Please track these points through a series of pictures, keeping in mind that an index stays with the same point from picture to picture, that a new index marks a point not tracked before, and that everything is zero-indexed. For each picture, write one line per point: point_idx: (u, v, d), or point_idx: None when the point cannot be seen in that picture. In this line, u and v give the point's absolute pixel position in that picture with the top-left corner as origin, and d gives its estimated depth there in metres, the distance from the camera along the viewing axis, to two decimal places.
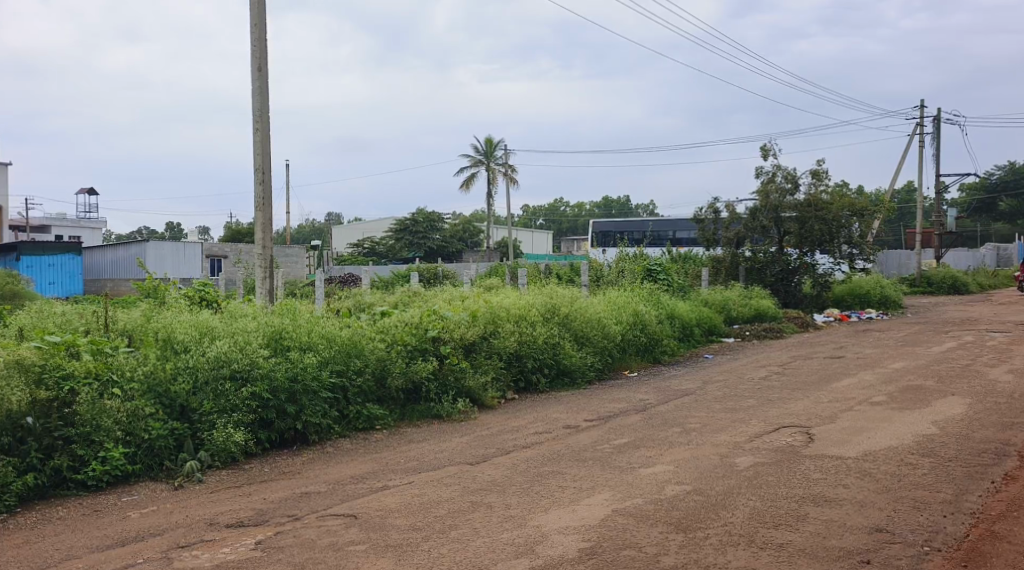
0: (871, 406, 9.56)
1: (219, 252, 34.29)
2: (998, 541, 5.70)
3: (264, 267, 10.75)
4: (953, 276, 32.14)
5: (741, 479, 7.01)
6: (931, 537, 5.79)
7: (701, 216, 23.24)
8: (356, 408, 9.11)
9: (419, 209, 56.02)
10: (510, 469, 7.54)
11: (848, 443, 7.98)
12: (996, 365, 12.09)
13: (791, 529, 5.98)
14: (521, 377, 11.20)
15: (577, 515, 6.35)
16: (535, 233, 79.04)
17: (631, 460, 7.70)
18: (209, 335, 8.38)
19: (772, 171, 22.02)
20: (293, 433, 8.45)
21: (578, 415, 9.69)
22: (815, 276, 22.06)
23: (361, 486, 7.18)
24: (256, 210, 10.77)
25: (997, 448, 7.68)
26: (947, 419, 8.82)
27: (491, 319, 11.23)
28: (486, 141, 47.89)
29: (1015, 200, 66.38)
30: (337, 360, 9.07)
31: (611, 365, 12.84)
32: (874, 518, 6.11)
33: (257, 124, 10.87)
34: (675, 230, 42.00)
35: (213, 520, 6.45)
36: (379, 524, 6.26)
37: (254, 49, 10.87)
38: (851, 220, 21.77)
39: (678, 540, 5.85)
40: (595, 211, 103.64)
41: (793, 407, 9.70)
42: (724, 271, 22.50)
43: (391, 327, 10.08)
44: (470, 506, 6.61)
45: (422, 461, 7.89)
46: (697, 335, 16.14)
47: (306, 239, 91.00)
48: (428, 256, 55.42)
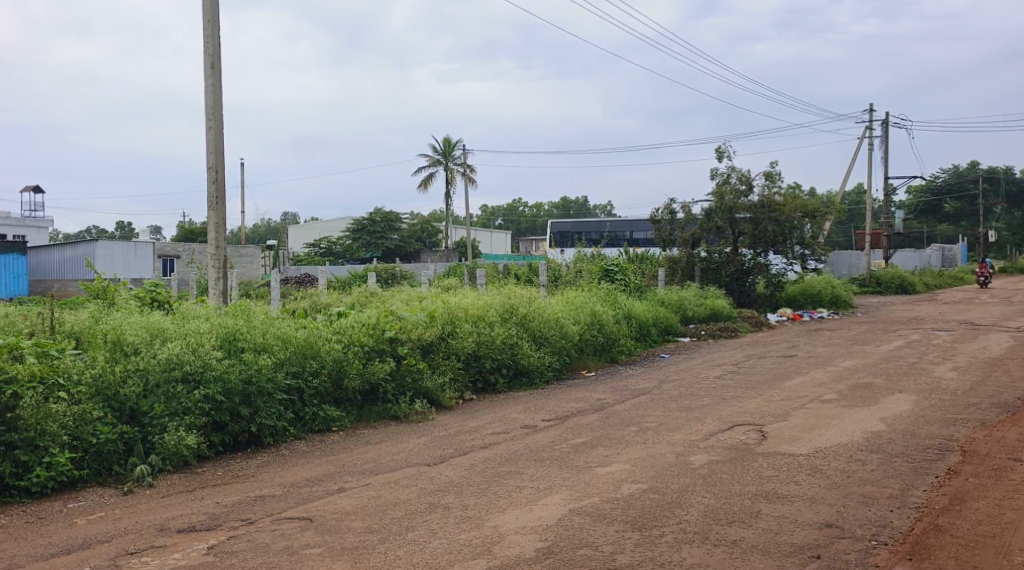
0: (821, 404, 9.74)
1: (171, 252, 33.67)
2: (941, 534, 5.85)
3: (218, 267, 10.61)
4: (901, 277, 32.89)
5: (696, 478, 7.10)
6: (879, 531, 5.92)
7: (657, 216, 23.41)
8: (312, 410, 9.05)
9: (377, 210, 55.70)
10: (468, 470, 7.55)
11: (800, 441, 8.12)
12: (941, 363, 12.40)
13: (744, 525, 6.07)
14: (479, 377, 11.19)
15: (534, 515, 6.37)
16: (492, 233, 78.99)
17: (588, 460, 7.74)
18: (160, 337, 8.25)
19: (727, 172, 22.34)
20: (246, 436, 8.35)
21: (535, 416, 9.71)
22: (768, 276, 22.44)
23: (316, 488, 7.13)
24: (210, 209, 10.62)
25: (942, 444, 7.88)
26: (894, 415, 9.03)
27: (450, 319, 11.20)
28: (443, 140, 47.56)
29: (958, 202, 68.26)
30: (292, 362, 9.01)
31: (569, 364, 12.92)
32: (825, 514, 6.23)
33: (210, 122, 10.72)
34: (632, 231, 42.35)
35: (164, 525, 6.36)
36: (335, 527, 6.22)
37: (207, 45, 10.71)
38: (803, 220, 22.15)
39: (633, 539, 5.90)
40: (553, 211, 104.03)
41: (747, 406, 9.84)
42: (680, 271, 22.75)
43: (348, 327, 10.02)
44: (427, 507, 6.60)
45: (379, 462, 7.86)
46: (654, 334, 16.27)
47: (261, 239, 89.95)
48: (385, 256, 55.09)
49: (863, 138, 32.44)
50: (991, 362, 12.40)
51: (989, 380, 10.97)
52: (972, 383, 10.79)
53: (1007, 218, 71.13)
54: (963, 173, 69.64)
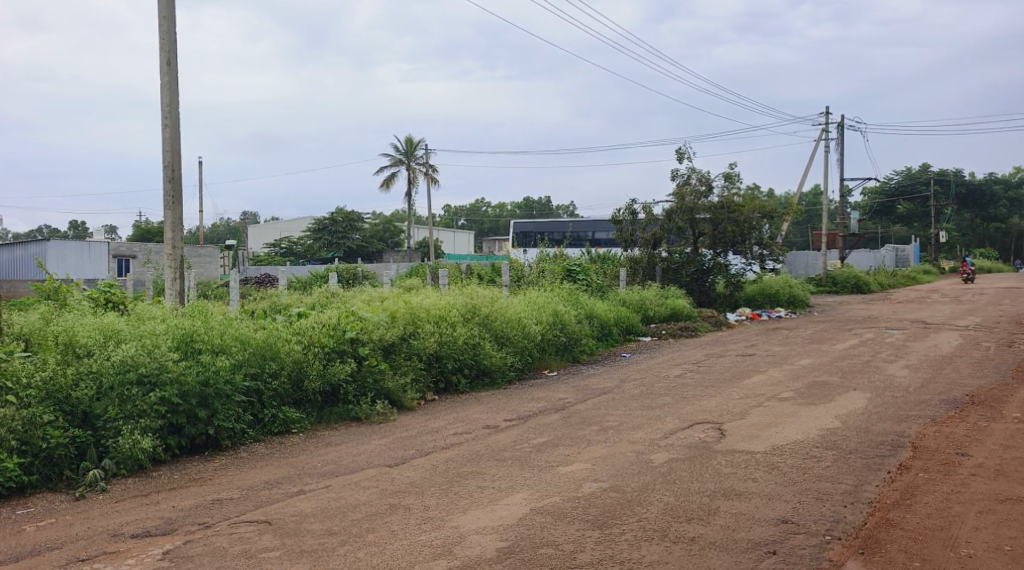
0: (779, 402, 9.89)
1: (126, 252, 32.86)
2: (892, 528, 5.97)
3: (175, 268, 10.46)
4: (856, 276, 33.52)
5: (656, 476, 7.17)
6: (833, 526, 6.04)
7: (619, 217, 23.52)
8: (271, 412, 8.98)
9: (338, 209, 55.33)
10: (429, 471, 7.54)
11: (758, 439, 8.24)
12: (894, 361, 12.67)
13: (702, 522, 6.15)
14: (440, 378, 11.18)
15: (495, 515, 6.39)
16: (454, 234, 78.83)
17: (549, 459, 7.79)
18: (114, 339, 8.11)
19: (688, 173, 22.55)
20: (204, 439, 8.25)
21: (497, 416, 9.73)
22: (727, 276, 22.71)
23: (275, 491, 7.06)
24: (166, 208, 10.46)
25: (894, 440, 8.05)
26: (849, 413, 9.20)
27: (411, 319, 11.17)
28: (405, 140, 47.40)
29: (911, 203, 69.84)
30: (251, 363, 8.95)
31: (532, 364, 12.94)
32: (781, 510, 6.33)
33: (166, 120, 10.57)
34: (594, 231, 42.56)
35: (117, 531, 6.26)
36: (295, 530, 6.18)
37: (162, 42, 10.55)
38: (761, 221, 22.48)
39: (594, 537, 5.95)
40: (516, 211, 104.18)
41: (706, 404, 9.96)
42: (642, 271, 22.76)
43: (309, 328, 9.97)
44: (388, 509, 6.58)
45: (340, 464, 7.81)
46: (615, 334, 16.37)
47: (220, 239, 88.76)
48: (347, 256, 54.71)
49: (820, 140, 33.01)
50: (942, 359, 12.70)
51: (940, 377, 11.22)
52: (924, 380, 11.05)
53: (957, 220, 72.96)
54: (914, 175, 71.31)
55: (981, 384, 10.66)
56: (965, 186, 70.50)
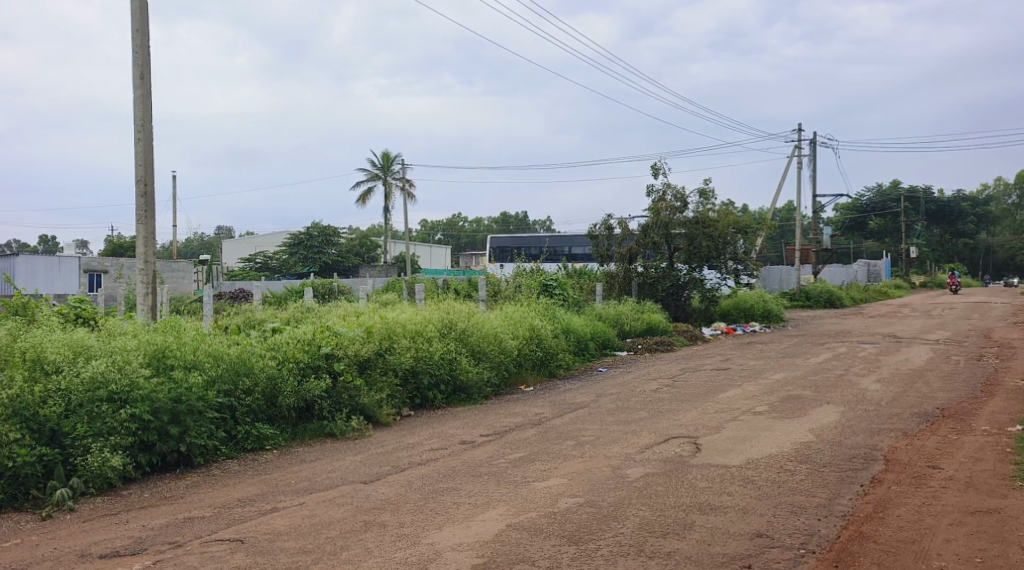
0: (754, 416, 9.95)
1: (98, 266, 32.31)
2: (865, 541, 6.02)
3: (147, 283, 10.36)
4: (829, 291, 33.86)
5: (632, 491, 7.18)
6: (807, 539, 6.07)
7: (595, 232, 23.62)
8: (244, 429, 8.90)
9: (314, 224, 55.03)
10: (405, 487, 7.49)
11: (733, 452, 8.28)
12: (866, 375, 12.79)
13: (678, 537, 6.15)
14: (416, 394, 11.11)
15: (471, 531, 6.36)
16: (431, 248, 78.69)
17: (525, 474, 7.77)
18: (84, 355, 8.00)
19: (663, 189, 22.66)
20: (176, 456, 8.14)
21: (473, 431, 9.69)
22: (702, 291, 22.84)
23: (248, 509, 6.98)
24: (138, 223, 10.36)
25: (867, 453, 8.12)
26: (823, 426, 9.28)
27: (387, 335, 11.11)
28: (382, 154, 47.27)
29: (882, 219, 70.77)
30: (224, 380, 8.87)
31: (508, 380, 12.92)
32: (756, 524, 6.35)
33: (139, 134, 10.49)
34: (571, 246, 42.62)
35: (85, 551, 6.16)
36: (267, 548, 6.11)
37: (136, 55, 10.49)
38: (736, 236, 22.65)
39: (570, 552, 5.93)
40: (493, 226, 104.25)
41: (682, 418, 10.00)
42: (618, 286, 22.93)
43: (283, 344, 9.91)
44: (363, 526, 6.52)
45: (314, 481, 7.74)
46: (592, 348, 16.40)
47: (194, 253, 88.02)
48: (322, 271, 54.39)
49: (793, 156, 33.37)
50: (913, 373, 12.84)
51: (911, 390, 11.34)
52: (896, 393, 11.15)
53: (927, 235, 73.97)
54: (886, 192, 72.32)
55: (951, 398, 10.79)
56: (934, 203, 71.60)
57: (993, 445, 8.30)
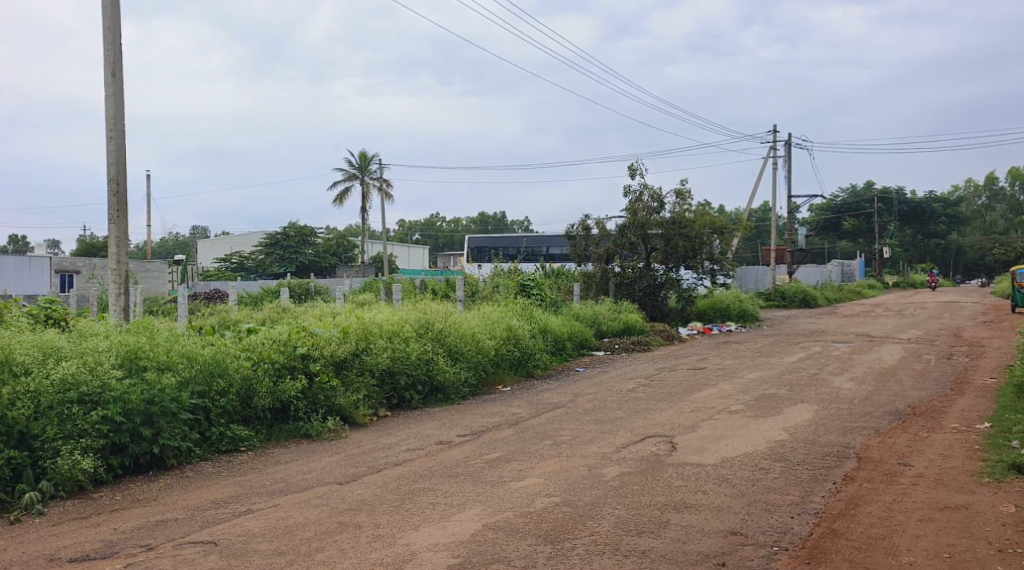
0: (728, 415, 10.02)
1: (70, 266, 31.90)
2: (837, 538, 6.08)
3: (119, 283, 10.24)
4: (804, 291, 34.16)
5: (608, 490, 7.20)
6: (780, 537, 6.12)
7: (572, 232, 23.68)
8: (219, 430, 8.83)
9: (291, 224, 54.70)
10: (381, 488, 7.47)
11: (708, 451, 8.33)
12: (840, 374, 12.91)
13: (653, 535, 6.18)
14: (393, 394, 11.07)
15: (446, 531, 6.35)
16: (409, 248, 78.48)
17: (502, 474, 7.77)
18: (54, 356, 7.89)
19: (640, 189, 22.72)
20: (149, 458, 8.05)
21: (450, 431, 9.67)
22: (679, 291, 22.95)
23: (222, 511, 6.93)
24: (111, 222, 10.25)
25: (840, 451, 8.20)
26: (797, 425, 9.36)
27: (363, 335, 11.06)
28: (359, 154, 47.09)
29: (856, 220, 71.49)
30: (198, 381, 8.79)
31: (485, 380, 12.90)
32: (730, 522, 6.40)
33: (110, 132, 10.38)
34: (549, 247, 42.67)
35: (54, 555, 6.09)
36: (241, 550, 6.07)
37: (107, 52, 10.38)
38: (712, 237, 22.80)
39: (546, 552, 5.94)
40: (471, 227, 104.14)
41: (658, 417, 10.04)
42: (595, 286, 22.99)
43: (258, 344, 9.85)
44: (338, 527, 6.49)
45: (289, 482, 7.70)
46: (569, 348, 16.43)
47: (169, 253, 87.22)
48: (299, 272, 54.08)
49: (769, 158, 33.63)
50: (886, 372, 12.99)
51: (883, 389, 11.48)
52: (868, 392, 11.26)
53: (900, 236, 74.84)
54: (859, 194, 73.12)
55: (922, 397, 10.91)
56: (907, 204, 72.49)
57: (962, 442, 8.41)
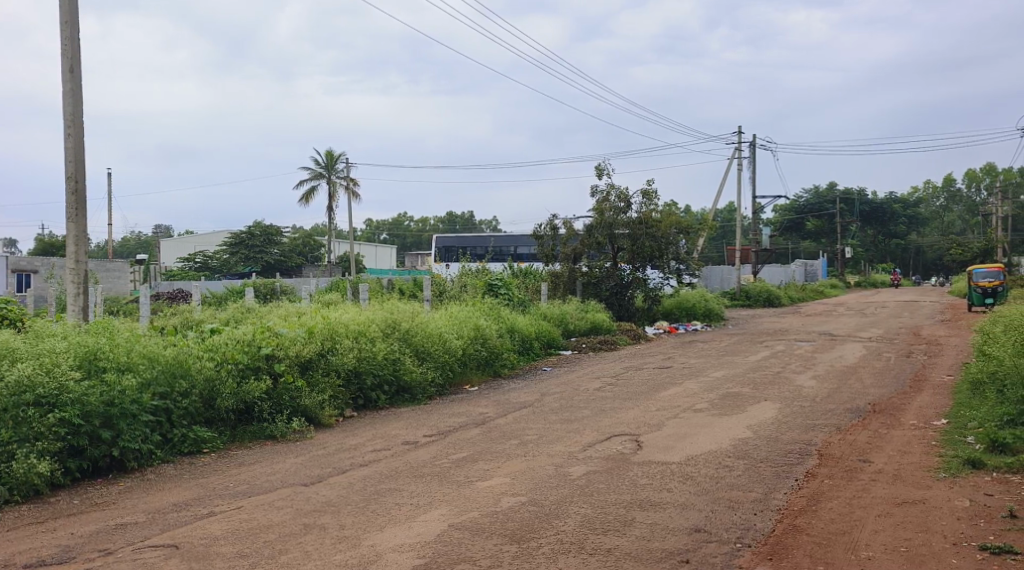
0: (694, 413, 10.10)
1: (27, 266, 31.21)
2: (798, 534, 6.15)
3: (78, 283, 10.06)
4: (768, 290, 34.54)
5: (574, 488, 7.22)
6: (742, 533, 6.18)
7: (540, 232, 23.71)
8: (181, 432, 8.69)
9: (256, 223, 54.13)
10: (346, 489, 7.42)
11: (673, 449, 8.39)
12: (802, 372, 13.09)
13: (618, 533, 6.21)
14: (359, 395, 11.01)
15: (412, 532, 6.33)
16: (376, 247, 78.05)
17: (468, 474, 7.76)
18: (10, 358, 7.74)
19: (607, 190, 22.81)
20: (108, 461, 7.92)
21: (417, 432, 9.63)
22: (645, 290, 23.07)
23: (184, 514, 6.84)
24: (69, 221, 10.07)
25: (801, 448, 8.31)
26: (760, 423, 9.47)
27: (329, 335, 10.97)
28: (325, 153, 46.75)
29: (819, 220, 72.44)
30: (160, 382, 8.65)
31: (453, 380, 12.87)
32: (694, 520, 6.44)
33: (69, 129, 10.19)
34: (516, 246, 42.68)
35: (8, 561, 5.95)
36: (203, 554, 5.99)
37: (65, 47, 10.19)
38: (678, 237, 22.96)
39: (511, 551, 5.94)
40: (439, 226, 103.89)
41: (624, 416, 10.08)
42: (562, 286, 23.08)
43: (221, 345, 9.74)
44: (302, 529, 6.44)
45: (253, 484, 7.62)
46: (536, 348, 16.45)
47: (131, 253, 85.85)
48: (264, 271, 53.51)
49: (734, 159, 33.97)
50: (847, 370, 13.18)
51: (845, 387, 11.65)
52: (830, 390, 11.43)
53: (862, 236, 75.96)
54: (822, 194, 74.14)
55: (882, 394, 11.10)
56: (868, 204, 73.62)
57: (920, 438, 8.57)
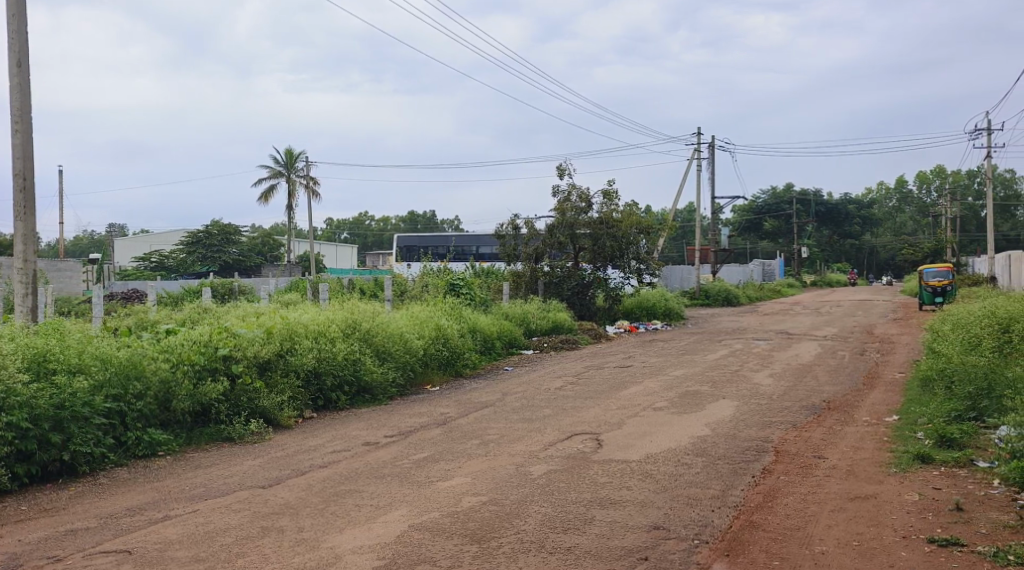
0: (653, 412, 10.18)
1: None
2: (755, 530, 6.23)
3: (27, 283, 9.80)
4: (726, 289, 34.92)
5: (534, 488, 7.22)
6: (700, 530, 6.25)
7: (501, 232, 23.66)
8: (135, 434, 8.54)
9: (214, 222, 53.39)
10: (305, 491, 7.35)
11: (633, 447, 8.46)
12: (760, 370, 13.27)
13: (578, 532, 6.24)
14: (319, 395, 10.91)
15: (372, 533, 6.29)
16: (336, 247, 77.42)
17: (429, 474, 7.74)
18: None
19: (568, 190, 22.89)
20: (58, 465, 7.77)
21: (377, 432, 9.58)
22: (606, 290, 23.28)
23: (137, 518, 6.72)
24: (17, 220, 9.85)
25: (759, 445, 8.43)
26: (718, 420, 9.58)
27: (288, 335, 10.85)
28: (286, 151, 46.26)
29: (777, 221, 73.50)
30: (113, 384, 8.50)
31: (414, 380, 12.81)
32: (653, 517, 6.49)
33: (17, 126, 9.95)
34: (478, 246, 42.63)
35: None
36: (157, 558, 5.90)
37: (12, 41, 9.95)
38: (638, 236, 23.10)
39: (472, 551, 5.94)
40: (400, 225, 103.46)
41: (585, 415, 10.12)
42: (524, 285, 22.96)
43: (176, 345, 9.59)
44: (259, 532, 6.36)
45: (209, 487, 7.51)
46: (498, 347, 16.46)
47: (84, 252, 84.16)
48: (222, 271, 52.78)
49: (694, 160, 34.25)
50: (803, 368, 13.38)
51: (801, 385, 11.82)
52: (786, 387, 11.60)
53: (818, 236, 77.16)
54: (780, 195, 75.21)
55: (836, 391, 11.30)
56: (824, 206, 74.88)
57: (872, 435, 8.74)
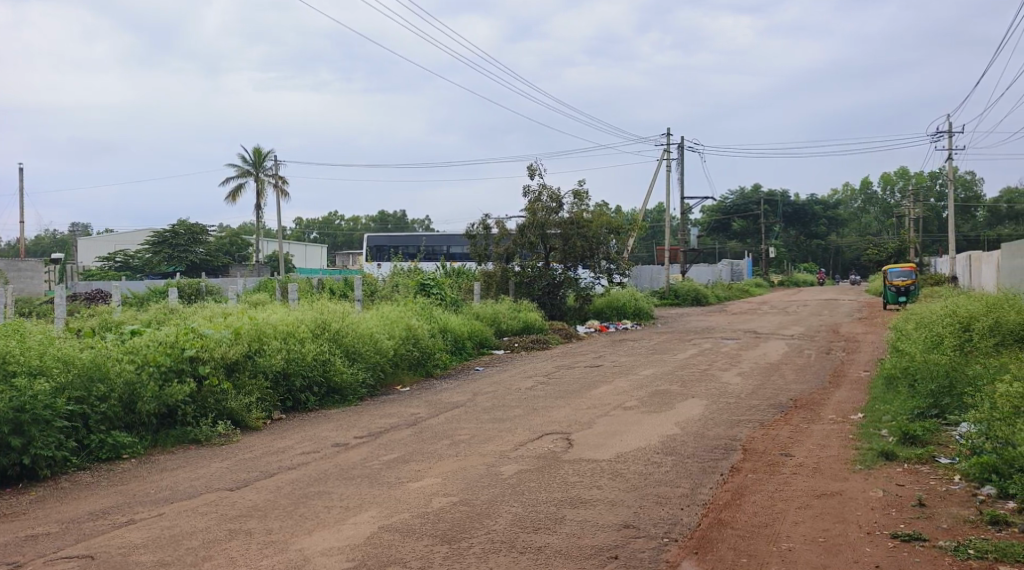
0: (623, 411, 10.22)
1: None
2: (723, 528, 6.28)
3: None
4: (695, 289, 35.14)
5: (505, 488, 7.22)
6: (670, 528, 6.28)
7: (473, 231, 23.44)
8: (98, 438, 8.42)
9: (181, 222, 52.72)
10: (274, 493, 7.28)
11: (603, 447, 8.49)
12: (728, 369, 13.39)
13: (549, 531, 6.25)
14: (287, 396, 10.83)
15: (341, 535, 6.25)
16: (306, 247, 76.87)
17: (399, 475, 7.70)
18: None
19: (539, 189, 22.87)
20: (18, 470, 7.63)
21: (346, 433, 9.53)
22: (577, 289, 23.36)
23: (100, 523, 6.61)
24: None
25: (727, 444, 8.49)
26: (687, 419, 9.63)
27: (256, 336, 10.74)
28: (255, 149, 45.81)
29: (745, 221, 74.16)
30: (75, 386, 8.36)
31: (383, 381, 12.75)
32: (623, 516, 6.52)
33: None
34: (449, 246, 42.51)
35: None
36: (122, 563, 5.82)
37: None
38: (608, 236, 23.19)
39: (441, 552, 5.92)
40: (370, 225, 102.92)
41: (555, 415, 10.13)
42: (495, 285, 22.94)
43: (142, 346, 9.45)
44: (227, 535, 6.30)
45: (175, 490, 7.41)
46: (469, 348, 16.42)
47: (47, 251, 82.71)
48: (189, 271, 52.11)
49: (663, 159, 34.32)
50: (771, 367, 13.51)
51: (769, 383, 11.95)
52: (754, 386, 11.71)
53: (785, 236, 78.00)
54: (748, 196, 75.93)
55: (802, 389, 11.42)
56: (790, 206, 75.74)
57: (838, 432, 8.85)
